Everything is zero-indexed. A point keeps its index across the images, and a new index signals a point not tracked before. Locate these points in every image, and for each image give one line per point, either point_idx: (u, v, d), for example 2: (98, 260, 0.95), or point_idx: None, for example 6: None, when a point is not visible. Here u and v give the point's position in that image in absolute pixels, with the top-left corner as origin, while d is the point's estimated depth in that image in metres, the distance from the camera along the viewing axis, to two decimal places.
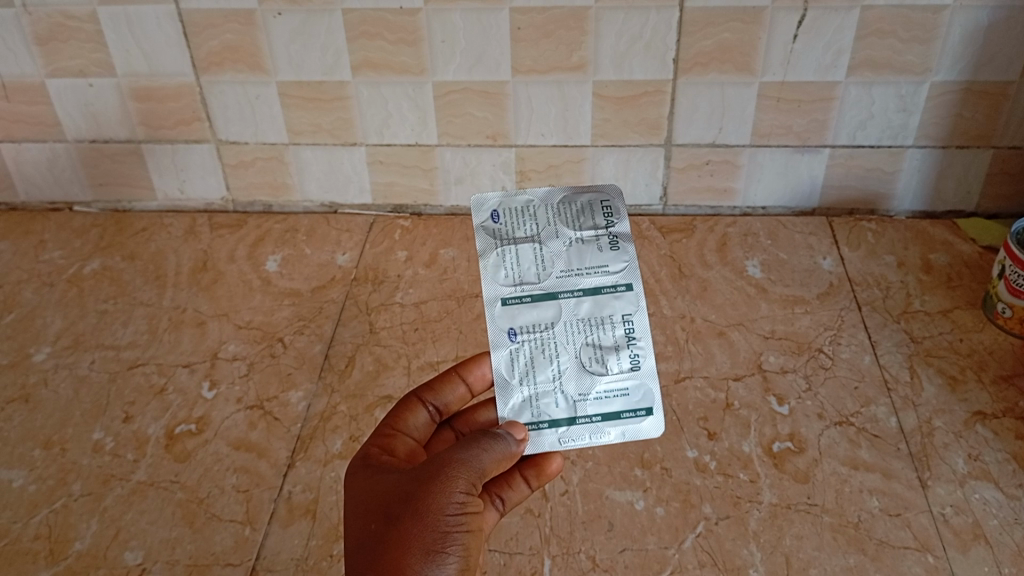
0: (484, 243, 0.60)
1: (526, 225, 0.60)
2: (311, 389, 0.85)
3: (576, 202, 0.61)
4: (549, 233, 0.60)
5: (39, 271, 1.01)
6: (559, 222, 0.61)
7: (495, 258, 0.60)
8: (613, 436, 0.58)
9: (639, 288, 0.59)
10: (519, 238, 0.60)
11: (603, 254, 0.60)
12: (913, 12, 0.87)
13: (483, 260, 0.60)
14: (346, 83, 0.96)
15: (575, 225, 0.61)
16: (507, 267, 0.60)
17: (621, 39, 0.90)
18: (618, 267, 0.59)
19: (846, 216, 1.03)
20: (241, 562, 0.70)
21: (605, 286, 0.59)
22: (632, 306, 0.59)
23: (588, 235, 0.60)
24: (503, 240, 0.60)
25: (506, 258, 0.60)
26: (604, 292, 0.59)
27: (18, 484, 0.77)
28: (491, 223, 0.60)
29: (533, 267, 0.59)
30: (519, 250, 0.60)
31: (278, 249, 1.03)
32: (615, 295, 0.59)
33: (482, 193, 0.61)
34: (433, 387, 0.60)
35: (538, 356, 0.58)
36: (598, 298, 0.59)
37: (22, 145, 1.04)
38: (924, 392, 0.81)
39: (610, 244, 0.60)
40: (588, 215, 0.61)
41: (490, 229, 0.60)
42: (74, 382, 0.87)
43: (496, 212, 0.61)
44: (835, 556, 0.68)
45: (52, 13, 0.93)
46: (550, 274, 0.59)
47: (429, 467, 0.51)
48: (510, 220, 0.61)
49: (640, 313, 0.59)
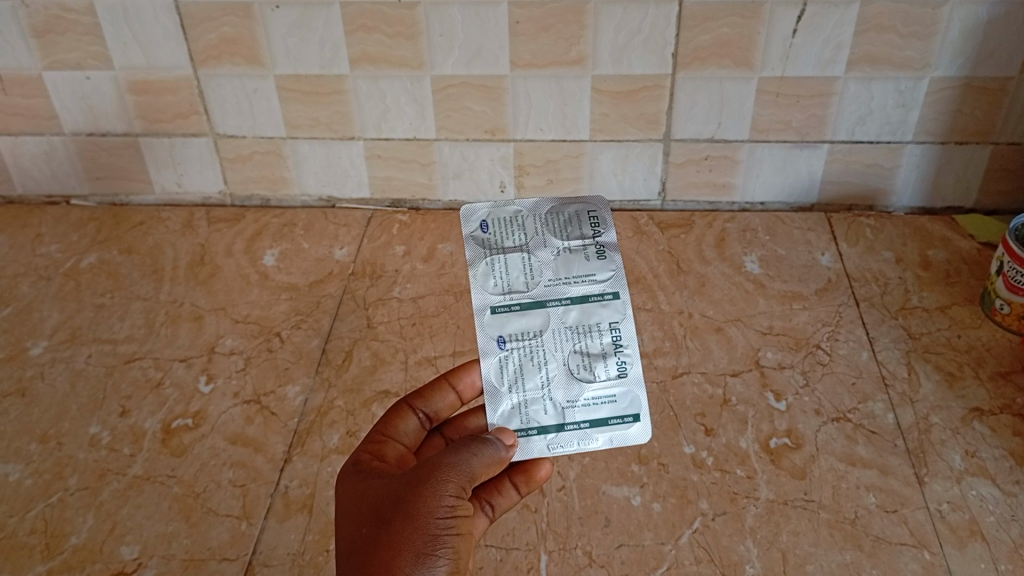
0: (473, 253, 0.61)
1: (514, 234, 0.61)
2: (308, 383, 0.85)
3: (564, 213, 0.63)
4: (536, 242, 0.61)
5: (36, 265, 1.01)
6: (546, 231, 0.61)
7: (485, 267, 0.60)
8: (600, 443, 0.58)
9: (625, 297, 0.60)
10: (507, 247, 0.61)
11: (590, 263, 0.61)
12: (912, 7, 0.86)
13: (472, 269, 0.60)
14: (344, 77, 0.95)
15: (562, 235, 0.62)
16: (496, 275, 0.60)
17: (620, 33, 0.90)
18: (605, 276, 0.60)
19: (845, 212, 1.03)
20: (237, 557, 0.70)
21: (591, 294, 0.60)
22: (619, 314, 0.59)
23: (575, 244, 0.61)
24: (492, 250, 0.61)
25: (494, 267, 0.60)
26: (591, 300, 0.60)
27: (15, 479, 0.77)
28: (480, 233, 0.61)
29: (521, 276, 0.60)
30: (508, 259, 0.60)
31: (276, 243, 1.02)
32: (602, 303, 0.60)
33: (471, 204, 0.62)
34: (424, 394, 0.60)
35: (527, 364, 0.58)
36: (586, 307, 0.60)
37: (19, 138, 1.04)
38: (921, 389, 0.81)
39: (597, 253, 0.61)
40: (575, 225, 0.62)
41: (479, 239, 0.61)
42: (70, 376, 0.87)
43: (484, 223, 0.61)
44: (832, 552, 0.68)
45: (49, 6, 0.92)
46: (539, 282, 0.60)
47: (419, 471, 0.51)
48: (499, 230, 0.62)
49: (626, 321, 0.59)
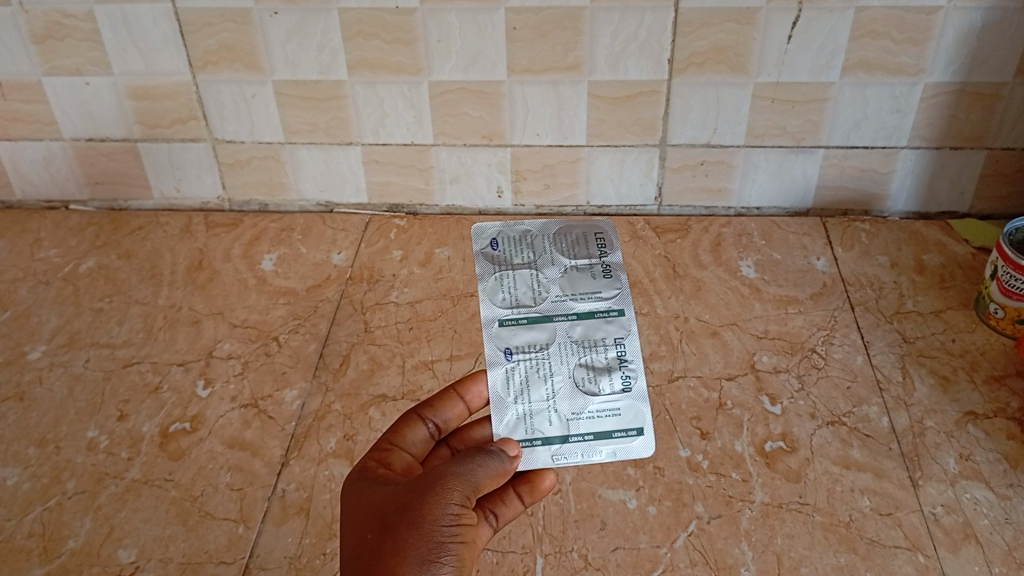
0: (483, 268, 0.63)
1: (523, 252, 0.64)
2: (305, 388, 0.85)
3: (571, 234, 0.66)
4: (544, 260, 0.63)
5: (35, 269, 1.01)
6: (555, 250, 0.64)
7: (493, 282, 0.62)
8: (604, 455, 0.58)
9: (630, 314, 0.61)
10: (516, 264, 0.64)
11: (596, 281, 0.63)
12: (907, 13, 0.87)
13: (481, 283, 0.62)
14: (342, 82, 0.96)
15: (570, 253, 0.64)
16: (505, 290, 0.62)
17: (616, 39, 0.90)
18: (611, 294, 0.62)
19: (840, 216, 1.04)
20: (234, 560, 0.70)
21: (598, 311, 0.61)
22: (624, 331, 0.61)
23: (582, 263, 0.64)
24: (501, 266, 0.63)
25: (503, 282, 0.63)
26: (596, 317, 0.61)
27: (13, 482, 0.77)
28: (489, 250, 0.64)
29: (529, 291, 0.62)
30: (516, 275, 0.63)
31: (274, 247, 1.03)
32: (607, 320, 0.61)
33: (482, 223, 0.65)
34: (433, 404, 0.60)
35: (533, 375, 0.59)
36: (592, 322, 0.61)
37: (19, 143, 1.04)
38: (916, 392, 0.82)
39: (604, 273, 0.63)
40: (583, 246, 0.65)
41: (488, 255, 0.64)
42: (69, 381, 0.87)
43: (495, 240, 0.65)
44: (826, 556, 0.69)
45: (48, 12, 0.93)
46: (546, 298, 0.62)
47: (424, 479, 0.52)
48: (508, 248, 0.65)
49: (631, 338, 0.60)
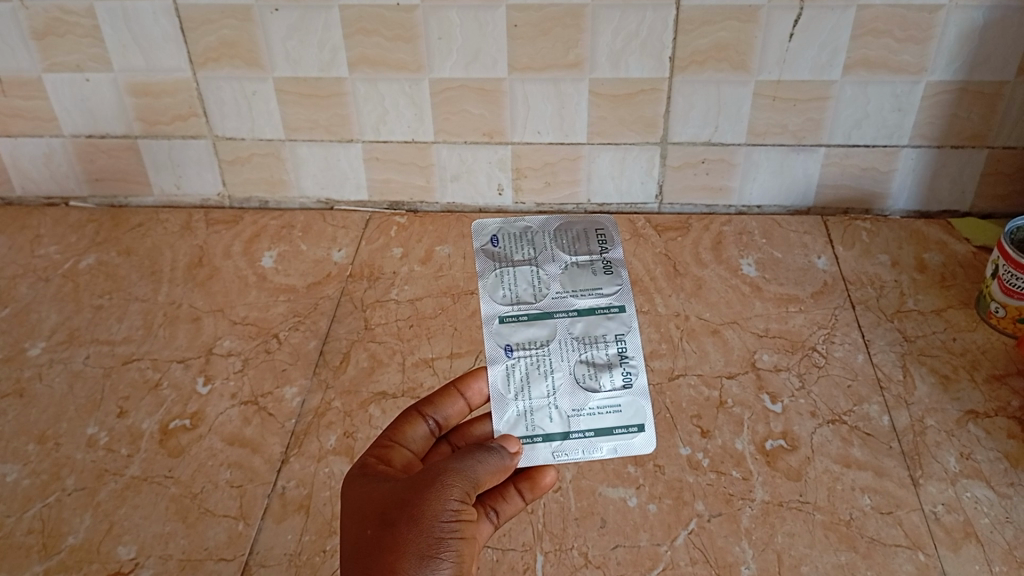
0: (483, 265, 0.63)
1: (524, 249, 0.64)
2: (305, 385, 0.85)
3: (572, 230, 0.65)
4: (545, 257, 0.63)
5: (35, 266, 1.01)
6: (555, 246, 0.64)
7: (494, 278, 0.62)
8: (605, 452, 0.58)
9: (631, 311, 0.61)
10: (517, 260, 0.63)
11: (597, 278, 0.63)
12: (909, 12, 0.87)
13: (482, 279, 0.62)
14: (343, 79, 0.96)
15: (571, 250, 0.64)
16: (505, 286, 0.62)
17: (617, 37, 0.90)
18: (611, 290, 0.62)
19: (841, 215, 1.03)
20: (234, 557, 0.70)
21: (598, 307, 0.61)
22: (625, 327, 0.61)
23: (583, 259, 0.64)
24: (501, 263, 0.63)
25: (504, 279, 0.62)
26: (597, 313, 0.61)
27: (12, 479, 0.77)
28: (490, 246, 0.64)
29: (530, 287, 0.62)
30: (516, 271, 0.63)
31: (274, 244, 1.03)
32: (608, 316, 0.61)
33: (482, 220, 0.65)
34: (433, 401, 0.60)
35: (533, 372, 0.59)
36: (592, 319, 0.61)
37: (19, 139, 1.04)
38: (916, 391, 0.82)
39: (604, 268, 0.63)
40: (583, 242, 0.65)
41: (489, 252, 0.64)
42: (68, 377, 0.87)
43: (495, 237, 0.64)
44: (826, 554, 0.69)
45: (49, 8, 0.93)
46: (546, 294, 0.62)
47: (424, 475, 0.52)
48: (508, 244, 0.64)
49: (631, 334, 0.60)
